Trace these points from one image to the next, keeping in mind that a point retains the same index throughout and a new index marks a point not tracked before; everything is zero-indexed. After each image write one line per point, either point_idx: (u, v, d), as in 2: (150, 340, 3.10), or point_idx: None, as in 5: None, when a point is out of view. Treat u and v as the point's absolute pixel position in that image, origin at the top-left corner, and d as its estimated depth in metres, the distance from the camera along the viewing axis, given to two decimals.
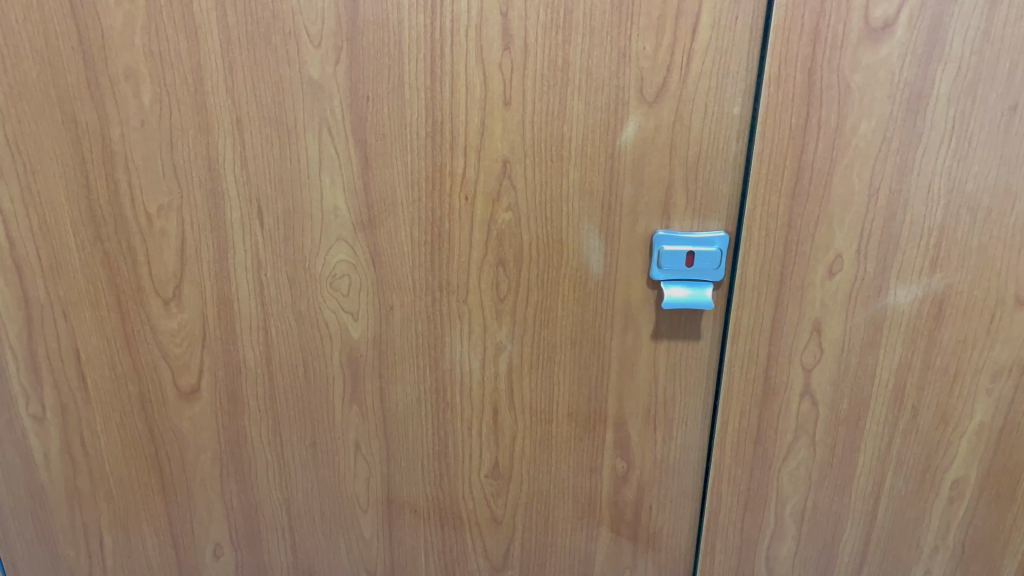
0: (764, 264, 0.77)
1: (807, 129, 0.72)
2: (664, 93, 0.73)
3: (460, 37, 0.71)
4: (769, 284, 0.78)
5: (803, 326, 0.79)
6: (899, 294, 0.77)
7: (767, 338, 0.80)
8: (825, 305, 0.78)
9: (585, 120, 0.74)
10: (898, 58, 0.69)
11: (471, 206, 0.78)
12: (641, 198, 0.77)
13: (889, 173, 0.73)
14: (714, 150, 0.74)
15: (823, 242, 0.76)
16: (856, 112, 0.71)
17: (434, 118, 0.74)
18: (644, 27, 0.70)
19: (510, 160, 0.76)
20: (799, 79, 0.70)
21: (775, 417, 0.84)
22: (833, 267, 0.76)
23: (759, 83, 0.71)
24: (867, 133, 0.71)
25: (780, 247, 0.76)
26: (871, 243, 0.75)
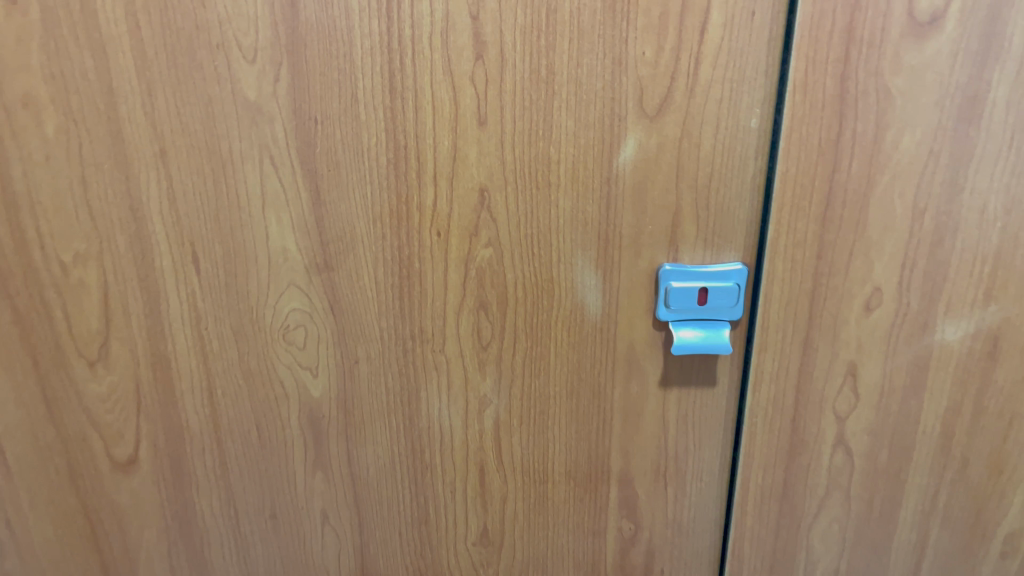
0: (790, 300, 0.66)
1: (840, 144, 0.61)
2: (669, 105, 0.61)
3: (423, 46, 0.59)
4: (795, 323, 0.67)
5: (836, 369, 0.68)
6: (947, 331, 0.66)
7: (794, 384, 0.69)
8: (861, 345, 0.67)
9: (575, 139, 0.62)
10: (948, 59, 0.58)
11: (444, 242, 0.66)
12: (644, 228, 0.65)
13: (936, 192, 0.62)
14: (729, 170, 0.63)
15: (859, 273, 0.65)
16: (898, 122, 0.60)
17: (397, 142, 0.63)
18: (642, 27, 0.59)
19: (488, 188, 0.64)
20: (829, 85, 0.59)
21: (804, 472, 0.73)
22: (871, 302, 0.66)
23: (781, 91, 0.60)
24: (910, 147, 0.60)
25: (807, 280, 0.65)
26: (915, 274, 0.64)
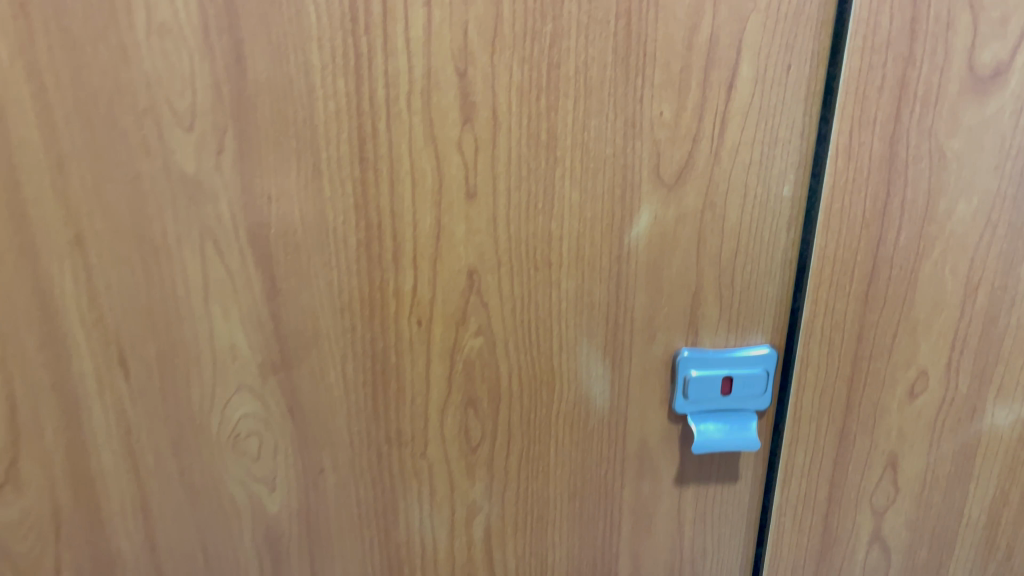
0: (823, 385, 0.58)
1: (886, 214, 0.53)
2: (690, 171, 0.53)
3: (400, 108, 0.49)
4: (830, 411, 0.59)
5: (875, 462, 0.60)
6: (998, 416, 0.59)
7: (827, 478, 0.61)
8: (903, 436, 0.59)
9: (580, 212, 0.53)
10: (1010, 118, 0.50)
11: (426, 332, 0.56)
12: (659, 310, 0.57)
13: (992, 266, 0.54)
14: (757, 244, 0.55)
15: (902, 357, 0.57)
16: (953, 190, 0.52)
17: (369, 220, 0.52)
18: (660, 84, 0.50)
19: (478, 269, 0.54)
20: (876, 148, 0.51)
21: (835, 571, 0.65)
22: (915, 388, 0.58)
23: (820, 154, 0.52)
24: (965, 217, 0.53)
25: (843, 364, 0.57)
26: (966, 356, 0.57)
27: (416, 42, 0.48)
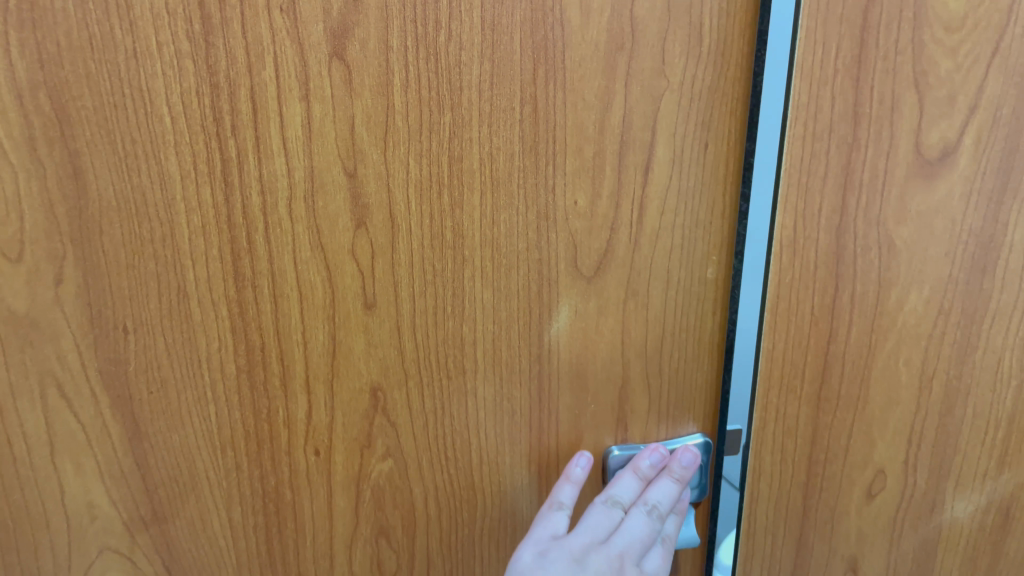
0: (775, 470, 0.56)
1: (835, 311, 0.51)
2: (609, 261, 0.48)
3: (279, 217, 0.42)
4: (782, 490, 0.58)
5: (836, 565, 0.59)
6: (956, 508, 0.60)
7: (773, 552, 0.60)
8: (863, 536, 0.59)
9: (494, 313, 0.47)
10: (960, 200, 0.49)
11: (325, 462, 0.48)
12: (586, 408, 0.52)
13: (946, 354, 0.54)
14: (681, 330, 0.51)
15: (858, 457, 0.56)
16: (905, 279, 0.51)
17: (249, 344, 0.44)
18: (573, 171, 0.45)
19: (383, 385, 0.47)
20: (822, 241, 0.49)
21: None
22: (873, 488, 0.57)
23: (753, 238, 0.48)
24: (918, 306, 0.52)
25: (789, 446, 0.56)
26: (924, 452, 0.57)
27: (295, 142, 0.41)
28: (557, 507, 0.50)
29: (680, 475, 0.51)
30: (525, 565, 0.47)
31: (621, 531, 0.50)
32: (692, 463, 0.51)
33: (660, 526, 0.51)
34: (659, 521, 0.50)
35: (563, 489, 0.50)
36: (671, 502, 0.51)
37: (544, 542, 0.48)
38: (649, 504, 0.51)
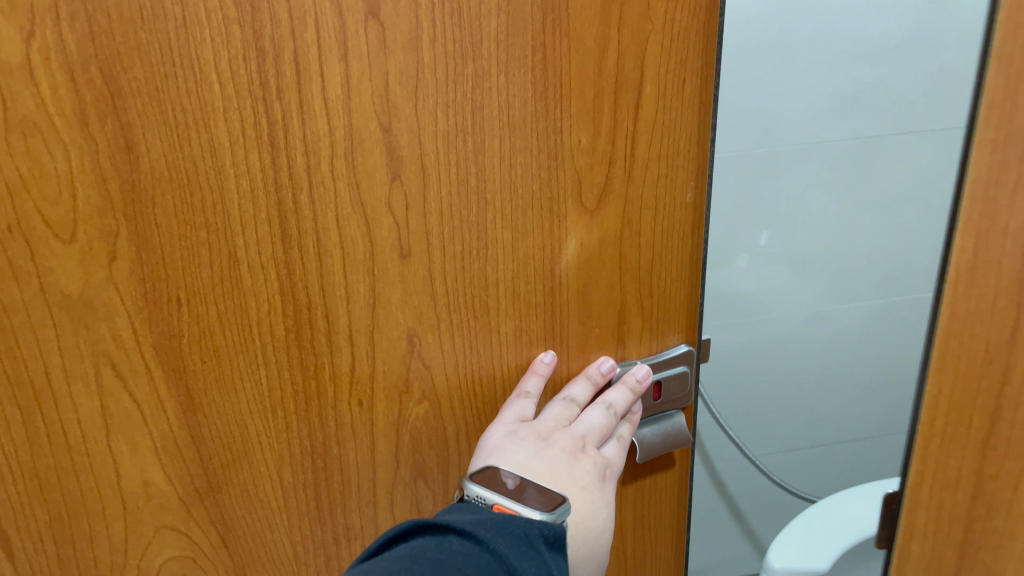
0: (812, 376, 1.02)
1: (1014, 350, 0.44)
2: (608, 194, 0.53)
3: (322, 175, 0.44)
4: (799, 397, 1.04)
5: None
6: None
7: (789, 435, 1.07)
8: None
9: (513, 252, 0.51)
10: None
11: (369, 411, 0.51)
12: (591, 332, 0.56)
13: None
14: (668, 251, 0.57)
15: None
16: None
17: (297, 303, 0.46)
18: (577, 112, 0.49)
19: (418, 331, 0.50)
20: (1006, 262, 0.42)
21: (816, 479, 1.11)
22: None
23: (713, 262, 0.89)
24: None
25: (780, 367, 1.00)
26: None
27: (336, 101, 0.43)
28: (524, 397, 0.55)
29: (635, 385, 0.58)
30: (497, 443, 0.53)
31: (580, 422, 0.56)
32: (645, 377, 0.58)
33: (613, 422, 0.57)
34: (612, 418, 0.57)
35: (530, 380, 0.55)
36: (625, 405, 0.58)
37: (512, 424, 0.54)
38: (606, 404, 0.57)
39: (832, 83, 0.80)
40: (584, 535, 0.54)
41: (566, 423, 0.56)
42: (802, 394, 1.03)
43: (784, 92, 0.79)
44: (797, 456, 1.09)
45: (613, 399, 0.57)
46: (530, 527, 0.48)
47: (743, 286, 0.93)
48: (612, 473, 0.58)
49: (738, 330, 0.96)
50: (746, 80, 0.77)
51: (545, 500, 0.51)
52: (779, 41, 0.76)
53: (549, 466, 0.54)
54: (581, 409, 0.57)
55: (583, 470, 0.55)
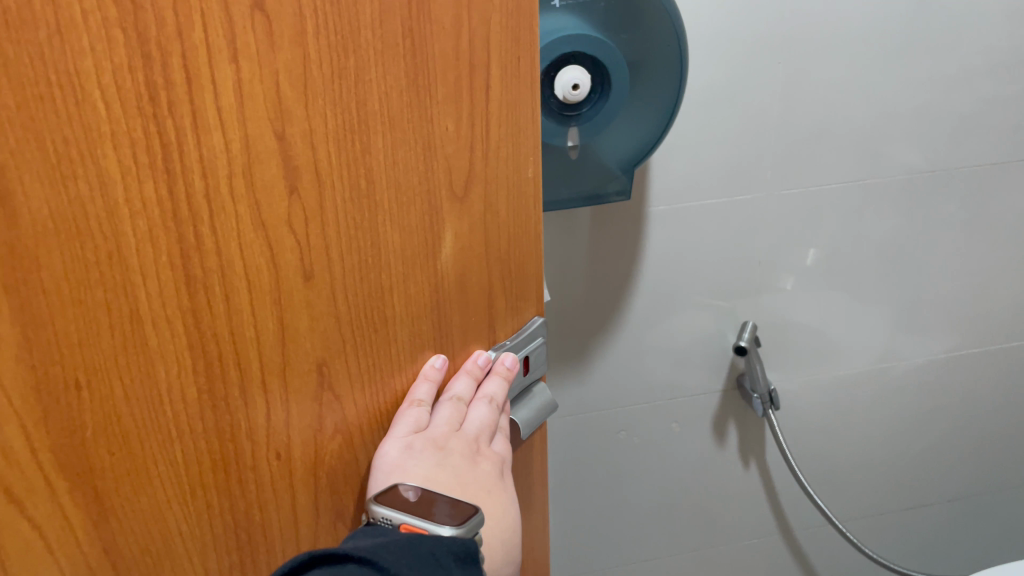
0: (903, 431, 1.09)
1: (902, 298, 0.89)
2: (473, 179, 0.49)
3: (223, 199, 0.37)
4: (869, 454, 1.11)
5: None
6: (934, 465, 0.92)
7: (870, 488, 1.14)
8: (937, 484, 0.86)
9: (402, 253, 0.47)
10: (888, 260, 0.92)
11: (287, 462, 0.45)
12: (468, 323, 0.54)
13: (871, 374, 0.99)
14: (520, 229, 0.55)
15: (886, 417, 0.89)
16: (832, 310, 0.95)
17: (208, 357, 0.39)
18: (442, 98, 0.45)
19: (327, 359, 0.45)
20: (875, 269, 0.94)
21: (891, 531, 1.18)
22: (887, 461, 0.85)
23: (749, 306, 0.95)
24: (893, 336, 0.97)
25: (864, 405, 1.06)
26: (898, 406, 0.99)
27: (230, 110, 0.36)
28: (418, 405, 0.51)
29: (506, 374, 0.57)
30: (395, 461, 0.50)
31: (469, 421, 0.54)
32: (512, 363, 0.57)
33: (496, 415, 0.55)
34: (496, 411, 0.55)
35: (421, 386, 0.52)
36: (503, 396, 0.56)
37: (407, 437, 0.50)
38: (488, 397, 0.55)
39: (937, 111, 0.85)
40: (500, 535, 0.52)
41: (456, 426, 0.53)
42: (878, 457, 1.11)
43: (884, 105, 0.84)
44: (866, 514, 1.16)
45: (494, 392, 0.55)
46: (437, 545, 0.44)
47: (817, 323, 0.98)
48: (506, 466, 0.57)
49: (805, 384, 1.03)
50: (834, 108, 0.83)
51: (454, 513, 0.47)
52: (885, 71, 0.82)
53: (452, 475, 0.52)
54: (467, 405, 0.54)
55: (484, 472, 0.54)
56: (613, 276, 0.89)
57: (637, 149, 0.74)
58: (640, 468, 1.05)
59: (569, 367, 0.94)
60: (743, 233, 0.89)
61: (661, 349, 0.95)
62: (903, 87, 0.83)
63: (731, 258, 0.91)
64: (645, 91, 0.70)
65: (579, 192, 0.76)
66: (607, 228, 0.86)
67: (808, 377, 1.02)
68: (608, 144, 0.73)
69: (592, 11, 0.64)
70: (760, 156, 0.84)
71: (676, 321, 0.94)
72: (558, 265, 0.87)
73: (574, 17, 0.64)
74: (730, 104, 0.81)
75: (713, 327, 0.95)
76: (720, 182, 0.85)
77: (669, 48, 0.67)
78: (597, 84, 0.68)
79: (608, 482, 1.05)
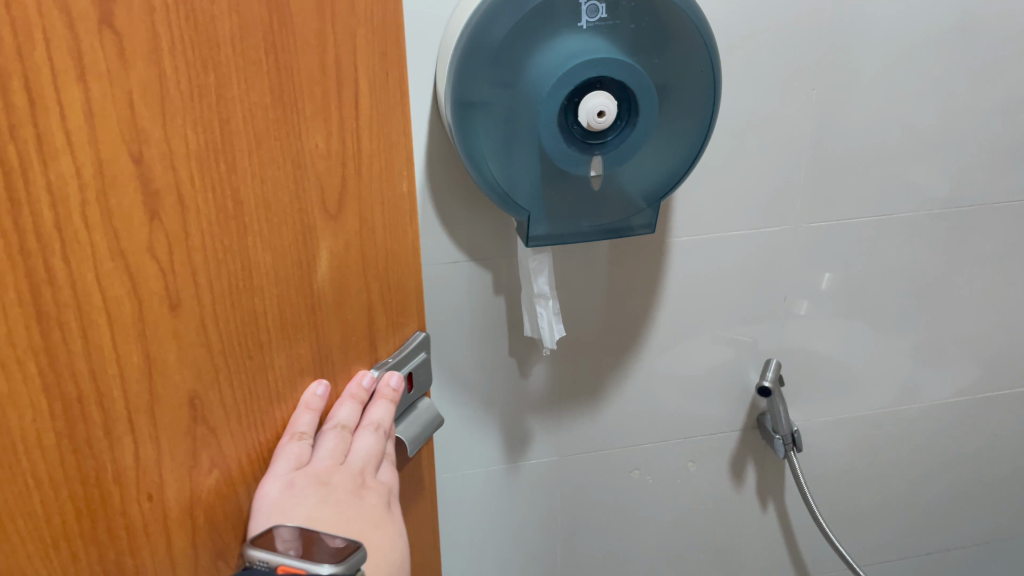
0: (925, 476, 1.05)
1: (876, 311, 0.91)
2: (346, 196, 0.48)
3: (76, 228, 0.34)
4: (892, 501, 1.06)
5: None
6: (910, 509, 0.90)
7: (893, 536, 1.09)
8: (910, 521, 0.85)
9: (275, 275, 0.45)
10: (893, 285, 0.90)
11: (160, 502, 0.42)
12: (348, 343, 0.53)
13: (875, 398, 0.97)
14: (397, 244, 0.54)
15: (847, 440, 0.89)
16: (842, 337, 0.92)
17: (67, 398, 0.36)
18: (310, 114, 0.44)
19: (199, 390, 0.42)
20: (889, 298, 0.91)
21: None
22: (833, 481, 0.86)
23: (765, 336, 0.90)
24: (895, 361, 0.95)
25: (889, 445, 1.02)
26: (888, 427, 1.00)
27: (80, 133, 0.33)
28: (299, 439, 0.50)
29: (393, 395, 0.56)
30: (276, 501, 0.48)
31: (355, 450, 0.53)
32: (399, 382, 0.56)
33: (383, 442, 0.55)
34: (382, 437, 0.55)
35: (304, 416, 0.50)
36: (390, 420, 0.56)
37: (288, 474, 0.49)
38: (375, 424, 0.54)
39: (967, 135, 0.83)
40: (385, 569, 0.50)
41: (341, 459, 0.52)
42: (902, 504, 1.07)
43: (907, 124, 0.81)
44: (891, 562, 1.11)
45: (380, 418, 0.54)
46: None
47: (840, 354, 0.94)
48: (394, 497, 0.56)
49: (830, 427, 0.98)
50: (859, 127, 0.80)
51: (336, 551, 0.44)
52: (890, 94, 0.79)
53: (336, 512, 0.50)
54: (352, 434, 0.54)
55: (370, 505, 0.53)
56: (620, 309, 0.84)
57: (657, 178, 0.68)
58: (649, 511, 0.99)
59: (579, 403, 0.90)
60: (760, 262, 0.85)
61: (672, 381, 0.91)
62: (941, 106, 0.80)
63: (748, 286, 0.86)
64: (674, 114, 0.65)
65: (598, 225, 0.70)
66: (622, 261, 0.82)
67: (836, 414, 0.98)
68: (631, 173, 0.67)
69: (622, 31, 0.59)
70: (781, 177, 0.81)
71: (687, 352, 0.89)
72: (571, 298, 0.83)
73: (602, 38, 0.59)
74: (764, 116, 0.77)
75: (727, 357, 0.91)
76: (739, 206, 0.81)
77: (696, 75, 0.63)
78: (625, 110, 0.62)
79: (618, 526, 0.99)
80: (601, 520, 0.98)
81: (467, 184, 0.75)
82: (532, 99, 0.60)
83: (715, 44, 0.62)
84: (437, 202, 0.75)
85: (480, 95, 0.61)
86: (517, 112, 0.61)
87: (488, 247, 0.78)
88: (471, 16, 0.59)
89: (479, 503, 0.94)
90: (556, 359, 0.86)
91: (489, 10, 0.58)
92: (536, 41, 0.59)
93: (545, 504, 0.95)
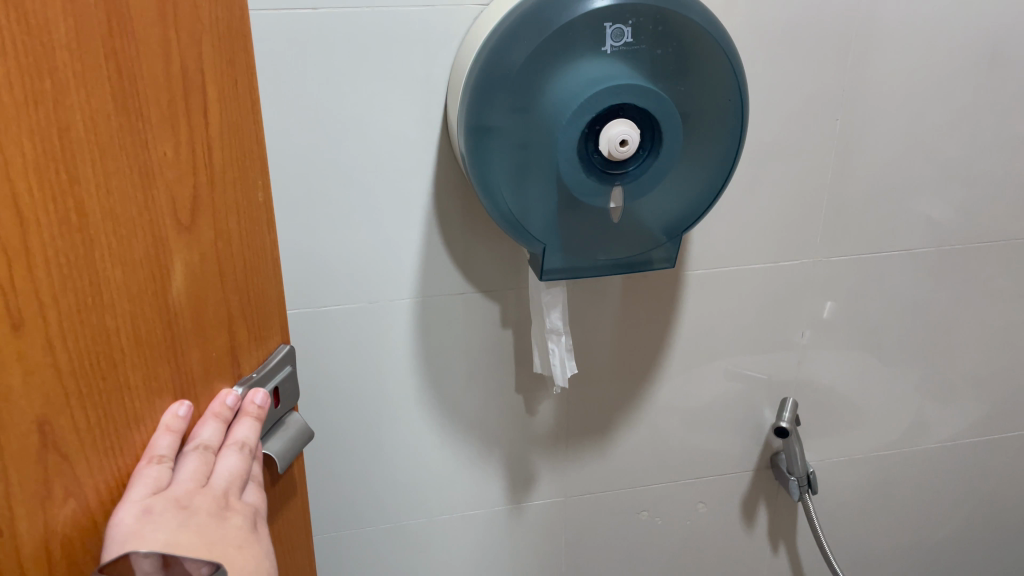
0: (927, 511, 1.08)
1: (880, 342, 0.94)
2: (198, 206, 0.47)
3: None
4: (896, 533, 1.09)
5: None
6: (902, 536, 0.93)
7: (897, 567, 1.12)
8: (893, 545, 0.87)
9: (127, 291, 0.43)
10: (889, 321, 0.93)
11: (9, 537, 0.40)
12: (210, 357, 0.52)
13: (880, 431, 1.01)
14: (254, 254, 0.54)
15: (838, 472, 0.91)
16: (844, 370, 0.95)
17: None
18: (156, 122, 0.43)
19: (50, 415, 0.40)
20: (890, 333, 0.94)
21: None
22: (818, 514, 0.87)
23: (764, 364, 0.93)
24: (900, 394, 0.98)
25: (892, 478, 1.05)
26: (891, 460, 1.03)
27: None
28: (157, 463, 0.48)
29: (258, 413, 0.55)
30: (131, 529, 0.45)
31: (218, 471, 0.51)
32: (263, 400, 0.55)
33: (247, 461, 0.53)
34: (247, 456, 0.53)
35: (162, 439, 0.48)
36: (256, 437, 0.54)
37: (145, 500, 0.46)
38: (240, 442, 0.53)
39: (963, 177, 0.86)
40: None
41: (202, 481, 0.50)
42: (905, 536, 1.09)
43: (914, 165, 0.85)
44: None
45: (245, 436, 0.53)
46: None
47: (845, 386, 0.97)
48: (260, 518, 0.54)
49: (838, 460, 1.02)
50: (868, 167, 0.84)
51: None
52: (893, 138, 0.83)
53: (200, 537, 0.48)
54: (215, 454, 0.52)
55: (234, 528, 0.51)
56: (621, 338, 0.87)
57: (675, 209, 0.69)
58: (657, 547, 1.02)
59: (581, 431, 0.91)
60: (760, 294, 0.88)
61: (673, 412, 0.93)
62: (934, 150, 0.84)
63: (754, 318, 0.90)
64: (693, 142, 0.66)
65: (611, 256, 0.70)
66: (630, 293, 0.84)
67: (848, 451, 1.01)
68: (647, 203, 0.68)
69: (645, 57, 0.61)
70: (785, 211, 0.84)
71: (692, 383, 0.92)
72: (583, 334, 0.86)
73: (624, 65, 0.61)
74: (774, 148, 0.81)
75: (725, 386, 0.93)
76: (746, 237, 0.85)
77: (716, 106, 0.65)
78: (647, 139, 0.63)
79: (625, 562, 1.02)
80: (608, 555, 1.01)
81: (470, 212, 0.77)
82: (551, 124, 0.61)
83: (740, 73, 0.65)
84: (437, 229, 0.77)
85: (496, 121, 0.62)
86: (533, 137, 0.62)
87: (486, 277, 0.81)
88: (489, 44, 0.62)
89: (480, 539, 0.96)
90: (568, 392, 0.89)
91: (508, 39, 0.60)
92: (556, 69, 0.61)
93: (552, 540, 0.98)
